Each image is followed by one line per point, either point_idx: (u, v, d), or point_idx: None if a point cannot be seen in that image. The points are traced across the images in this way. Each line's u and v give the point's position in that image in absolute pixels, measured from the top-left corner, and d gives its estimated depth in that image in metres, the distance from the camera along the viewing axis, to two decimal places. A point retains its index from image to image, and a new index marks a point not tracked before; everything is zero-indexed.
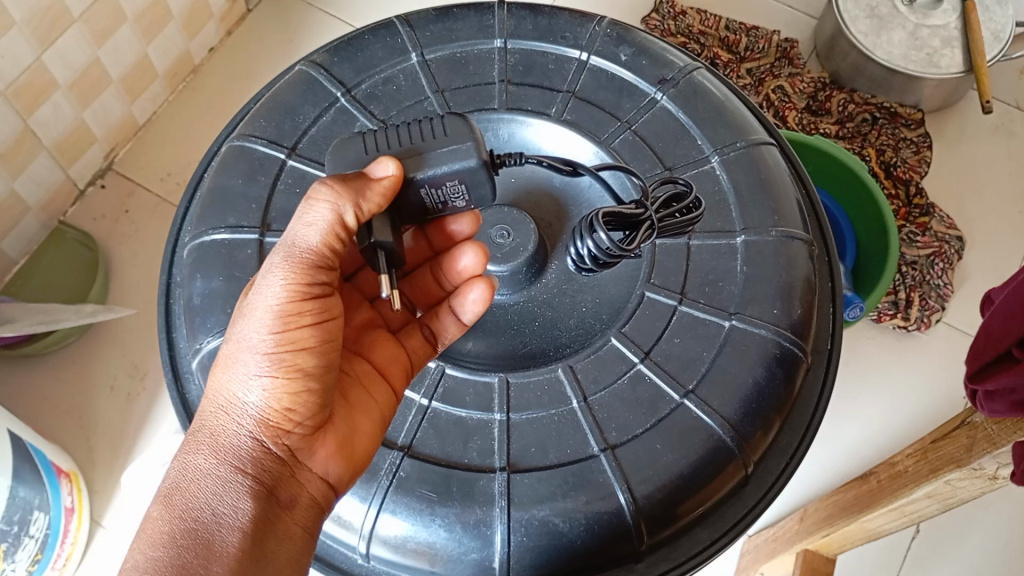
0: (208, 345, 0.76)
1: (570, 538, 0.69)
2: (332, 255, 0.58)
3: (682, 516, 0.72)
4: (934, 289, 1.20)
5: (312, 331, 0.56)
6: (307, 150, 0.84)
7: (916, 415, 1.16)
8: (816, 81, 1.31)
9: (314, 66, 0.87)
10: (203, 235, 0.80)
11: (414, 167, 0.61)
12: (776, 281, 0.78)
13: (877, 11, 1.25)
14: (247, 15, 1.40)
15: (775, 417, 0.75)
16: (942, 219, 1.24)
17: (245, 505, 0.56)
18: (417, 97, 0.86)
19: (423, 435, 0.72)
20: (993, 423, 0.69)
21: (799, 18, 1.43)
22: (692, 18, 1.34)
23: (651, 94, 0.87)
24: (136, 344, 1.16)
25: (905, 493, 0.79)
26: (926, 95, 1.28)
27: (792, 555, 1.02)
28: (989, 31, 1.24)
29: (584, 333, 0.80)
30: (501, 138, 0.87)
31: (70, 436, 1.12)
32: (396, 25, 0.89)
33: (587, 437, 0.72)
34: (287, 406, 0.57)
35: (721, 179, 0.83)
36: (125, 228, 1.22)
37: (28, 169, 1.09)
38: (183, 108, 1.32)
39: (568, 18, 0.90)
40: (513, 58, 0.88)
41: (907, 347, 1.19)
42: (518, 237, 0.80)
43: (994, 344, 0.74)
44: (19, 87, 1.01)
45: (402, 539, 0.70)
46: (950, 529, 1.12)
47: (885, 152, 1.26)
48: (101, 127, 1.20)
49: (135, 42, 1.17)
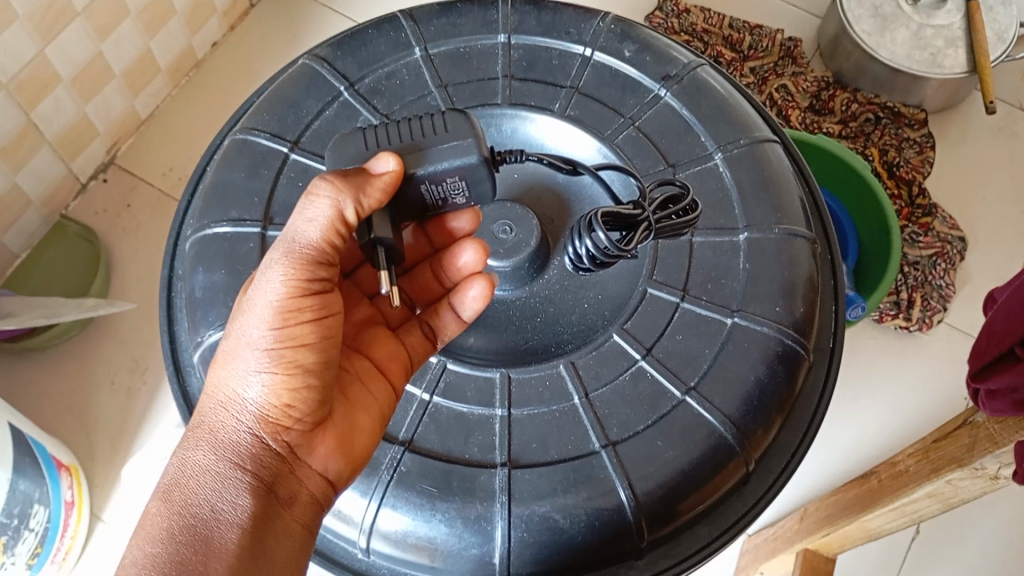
0: (209, 338, 0.76)
1: (570, 535, 0.69)
2: (332, 251, 0.58)
3: (682, 513, 0.71)
4: (936, 289, 1.19)
5: (312, 328, 0.56)
6: (310, 144, 0.84)
7: (917, 415, 1.15)
8: (819, 80, 1.31)
9: (317, 61, 0.87)
10: (205, 228, 0.80)
11: (415, 163, 0.61)
12: (778, 279, 0.78)
13: (881, 10, 1.24)
14: (251, 10, 1.40)
15: (776, 415, 0.75)
16: (944, 220, 1.24)
17: (244, 501, 0.55)
18: (420, 92, 0.86)
19: (424, 431, 0.72)
20: (995, 422, 0.69)
21: (802, 17, 1.43)
22: (696, 17, 1.34)
23: (655, 91, 0.87)
24: (136, 338, 1.16)
25: (905, 492, 0.79)
26: (929, 95, 1.28)
27: (792, 555, 1.02)
28: (992, 31, 1.24)
29: (585, 329, 0.80)
30: (504, 134, 0.87)
31: (71, 430, 1.12)
32: (400, 20, 0.89)
33: (587, 433, 0.72)
34: (287, 403, 0.57)
35: (724, 176, 0.83)
36: (127, 223, 1.22)
37: (30, 163, 1.09)
38: (185, 103, 1.32)
39: (571, 14, 0.90)
40: (516, 53, 0.88)
41: (908, 348, 1.19)
42: (520, 233, 0.80)
43: (995, 343, 0.74)
44: (21, 81, 1.01)
45: (402, 534, 0.69)
46: (951, 529, 1.11)
47: (889, 152, 1.26)
48: (103, 122, 1.20)
49: (138, 37, 1.17)
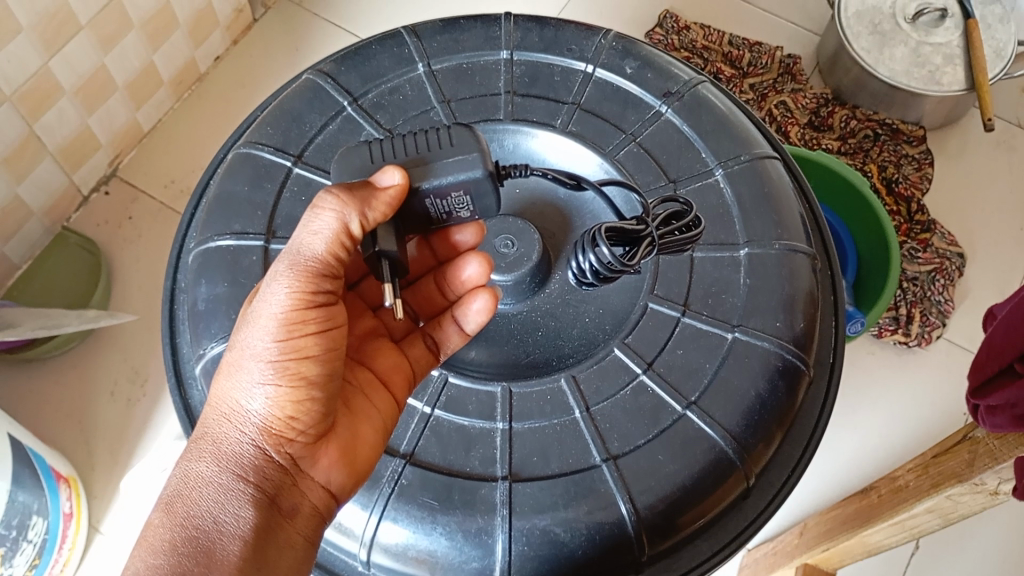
0: (212, 350, 0.76)
1: (570, 549, 0.69)
2: (337, 263, 0.58)
3: (682, 527, 0.71)
4: (935, 305, 1.20)
5: (316, 340, 0.57)
6: (313, 158, 0.84)
7: (917, 429, 1.16)
8: (818, 97, 1.32)
9: (320, 75, 0.88)
10: (208, 241, 0.80)
11: (420, 176, 0.62)
12: (778, 294, 0.78)
13: (879, 28, 1.26)
14: (254, 24, 1.41)
15: (776, 429, 0.75)
16: (942, 236, 1.25)
17: (246, 513, 0.56)
18: (423, 107, 0.87)
19: (425, 443, 0.72)
20: (994, 437, 0.69)
21: (801, 34, 1.44)
22: (695, 33, 1.35)
23: (657, 107, 0.87)
24: (137, 350, 1.16)
25: (905, 507, 0.79)
26: (927, 112, 1.29)
27: (791, 570, 1.02)
28: (990, 49, 1.25)
29: (586, 343, 0.81)
30: (507, 149, 0.88)
31: (71, 440, 1.11)
32: (403, 36, 0.90)
33: (588, 447, 0.72)
34: (290, 414, 0.57)
35: (725, 192, 0.83)
36: (128, 234, 1.23)
37: (32, 174, 1.10)
38: (188, 115, 1.33)
39: (573, 31, 0.91)
40: (518, 69, 0.89)
41: (908, 363, 1.19)
42: (521, 247, 0.80)
43: (996, 355, 0.74)
44: (24, 91, 1.01)
45: (403, 547, 0.69)
46: (950, 546, 1.11)
47: (887, 168, 1.27)
48: (106, 133, 1.21)
49: (142, 49, 1.18)
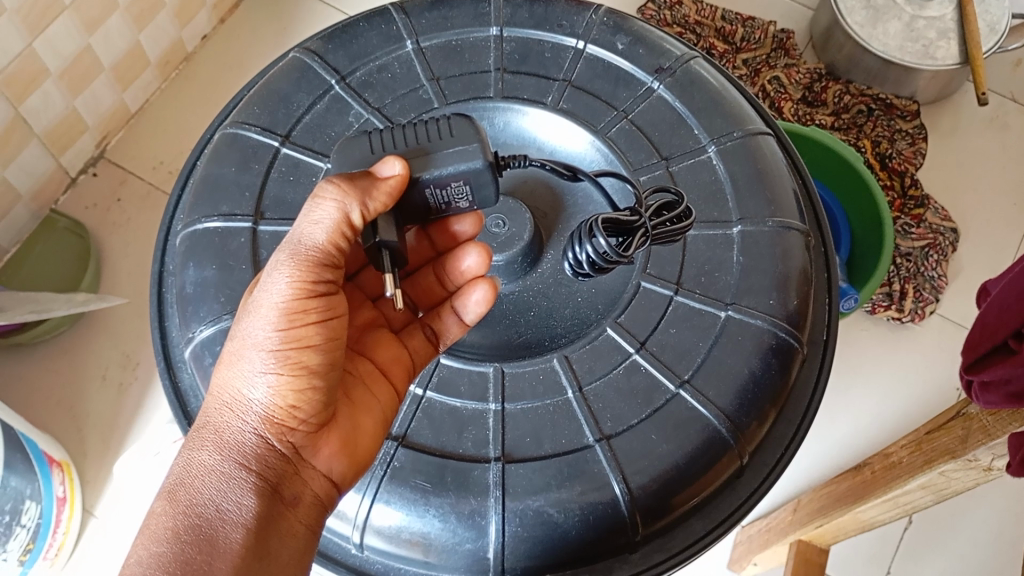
0: (201, 334, 0.75)
1: (564, 529, 0.69)
2: (337, 253, 0.57)
3: (676, 507, 0.71)
4: (928, 281, 1.20)
5: (317, 329, 0.56)
6: (301, 138, 0.83)
7: (908, 405, 1.16)
8: (812, 72, 1.31)
9: (308, 54, 0.86)
10: (195, 223, 0.79)
11: (420, 167, 0.61)
12: (772, 272, 0.78)
13: (873, 2, 1.24)
14: (240, 3, 1.38)
15: (770, 408, 0.75)
16: (936, 212, 1.24)
17: (249, 501, 0.55)
18: (412, 85, 0.85)
19: (417, 426, 0.71)
20: (988, 414, 0.69)
21: (794, 8, 1.42)
22: (688, 8, 1.33)
23: (648, 83, 0.86)
24: (129, 334, 1.15)
25: (898, 484, 0.79)
26: (921, 87, 1.28)
27: (785, 546, 1.02)
28: (984, 23, 1.24)
29: (579, 323, 0.80)
30: (497, 127, 0.87)
31: (62, 425, 1.11)
32: (391, 13, 0.88)
33: (582, 428, 0.72)
34: (292, 404, 0.56)
35: (718, 169, 0.83)
36: (117, 217, 1.22)
37: (19, 158, 1.08)
38: (174, 96, 1.31)
39: (564, 7, 0.89)
40: (508, 46, 0.87)
41: (900, 340, 1.20)
42: (512, 227, 0.80)
43: (988, 335, 0.74)
44: (8, 75, 1.00)
45: (396, 529, 0.69)
46: (942, 521, 1.12)
47: (881, 143, 1.26)
48: (92, 115, 1.19)
49: (127, 30, 1.16)
